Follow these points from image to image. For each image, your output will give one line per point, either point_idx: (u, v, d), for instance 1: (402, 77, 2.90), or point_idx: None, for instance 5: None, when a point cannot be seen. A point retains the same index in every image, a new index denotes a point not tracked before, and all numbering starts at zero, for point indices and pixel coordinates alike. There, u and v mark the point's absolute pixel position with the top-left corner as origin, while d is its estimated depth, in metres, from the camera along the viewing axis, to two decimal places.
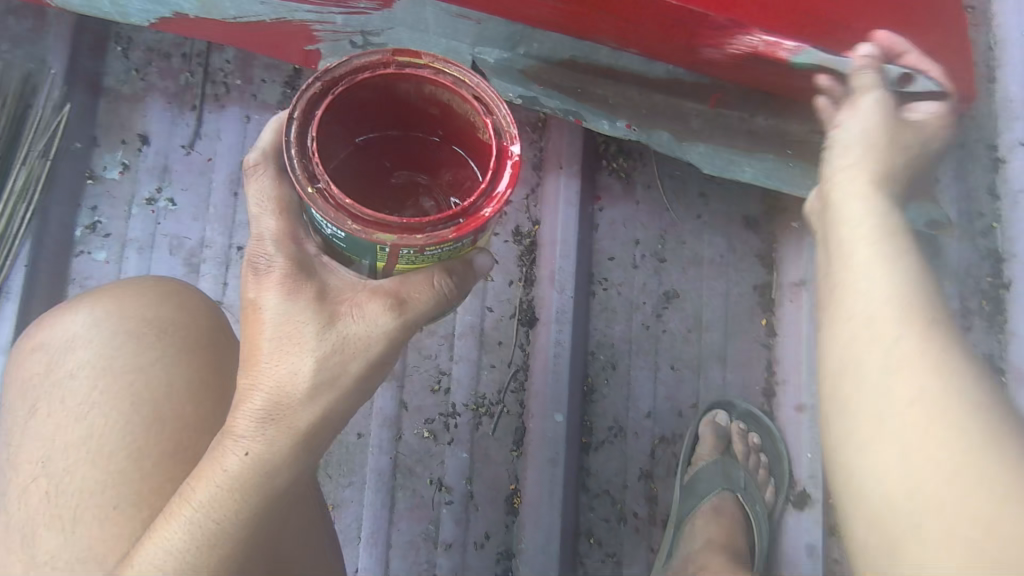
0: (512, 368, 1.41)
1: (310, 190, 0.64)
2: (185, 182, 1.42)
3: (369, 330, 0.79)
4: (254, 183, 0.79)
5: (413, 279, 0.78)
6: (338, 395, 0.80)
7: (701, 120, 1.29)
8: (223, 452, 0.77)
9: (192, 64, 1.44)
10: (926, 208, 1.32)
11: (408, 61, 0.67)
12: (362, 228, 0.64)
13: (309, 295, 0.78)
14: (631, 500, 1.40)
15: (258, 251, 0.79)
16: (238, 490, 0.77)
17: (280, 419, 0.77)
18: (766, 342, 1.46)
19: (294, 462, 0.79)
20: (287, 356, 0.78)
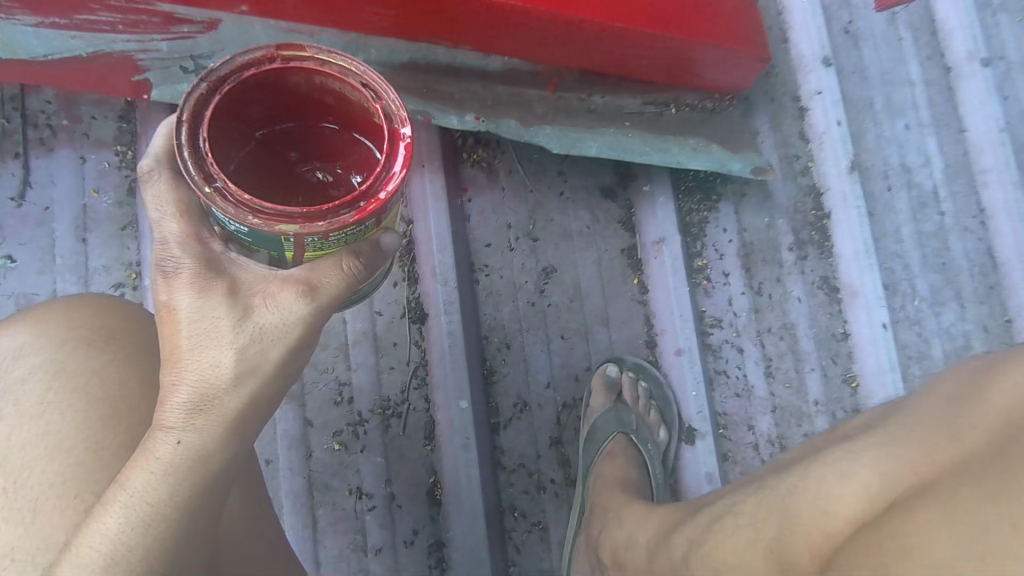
0: (411, 366, 1.42)
1: (207, 190, 0.65)
2: (22, 236, 1.31)
3: (284, 320, 0.76)
4: (148, 190, 0.76)
5: (322, 263, 0.75)
6: (263, 383, 0.77)
7: (542, 104, 1.41)
8: (151, 446, 0.73)
9: (6, 111, 1.34)
10: (747, 157, 1.50)
11: (293, 56, 0.67)
12: (264, 220, 0.65)
13: (220, 291, 0.74)
14: (546, 468, 1.47)
15: (164, 255, 0.75)
16: (173, 480, 0.72)
17: (209, 407, 0.74)
18: (640, 299, 1.59)
19: (227, 448, 0.76)
20: (208, 349, 0.74)
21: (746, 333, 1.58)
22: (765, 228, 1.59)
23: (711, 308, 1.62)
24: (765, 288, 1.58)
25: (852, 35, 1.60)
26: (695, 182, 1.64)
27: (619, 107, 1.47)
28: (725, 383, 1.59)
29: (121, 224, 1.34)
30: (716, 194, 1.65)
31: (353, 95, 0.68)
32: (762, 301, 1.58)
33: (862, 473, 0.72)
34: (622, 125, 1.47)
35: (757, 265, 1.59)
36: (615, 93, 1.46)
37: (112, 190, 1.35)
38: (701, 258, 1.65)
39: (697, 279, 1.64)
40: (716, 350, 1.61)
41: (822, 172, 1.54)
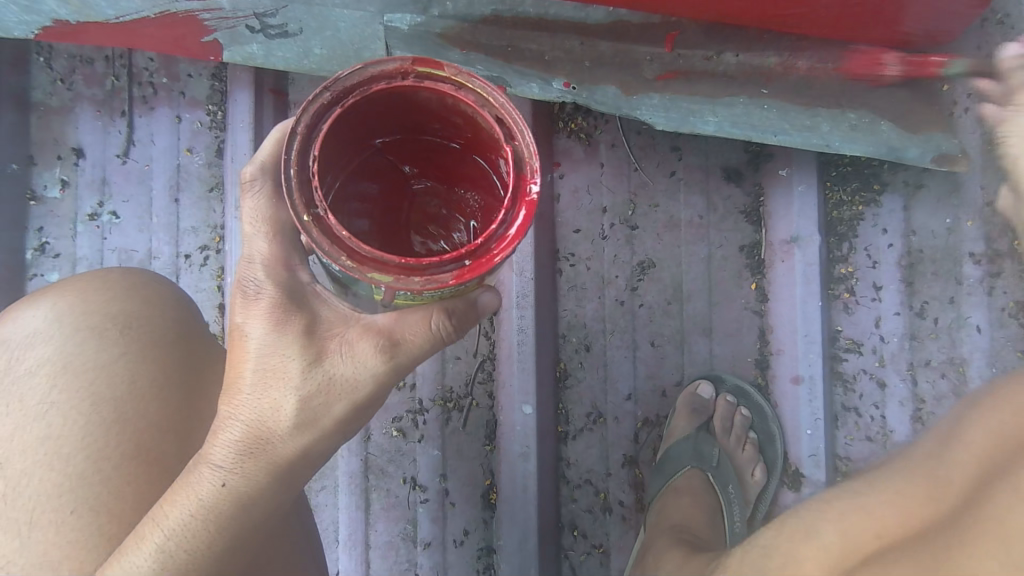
0: (478, 358, 1.32)
1: (306, 218, 0.53)
2: (126, 193, 1.37)
3: (357, 373, 0.68)
4: (247, 201, 0.66)
5: (408, 317, 0.66)
6: (320, 438, 0.70)
7: (655, 65, 1.13)
8: (196, 479, 0.68)
9: (115, 67, 1.37)
10: (929, 140, 1.15)
11: (428, 74, 0.54)
12: (357, 264, 0.53)
13: (297, 325, 0.67)
14: (615, 489, 1.32)
15: (249, 274, 0.68)
16: (211, 523, 0.68)
17: (259, 454, 0.68)
18: (757, 308, 1.32)
19: (269, 497, 0.70)
20: (269, 389, 0.67)
21: (894, 364, 1.28)
22: (943, 232, 1.25)
23: (850, 328, 1.33)
24: (928, 310, 1.26)
25: None
26: (852, 168, 1.31)
27: (758, 69, 1.15)
28: (855, 423, 1.31)
29: (209, 186, 1.36)
30: (879, 183, 1.30)
31: (485, 127, 0.56)
32: (922, 326, 1.26)
33: (826, 532, 0.79)
34: (757, 93, 1.15)
35: (924, 279, 1.26)
36: (754, 50, 1.14)
37: (202, 151, 1.36)
38: (847, 264, 1.34)
39: (836, 291, 1.34)
40: (848, 381, 1.32)
41: None
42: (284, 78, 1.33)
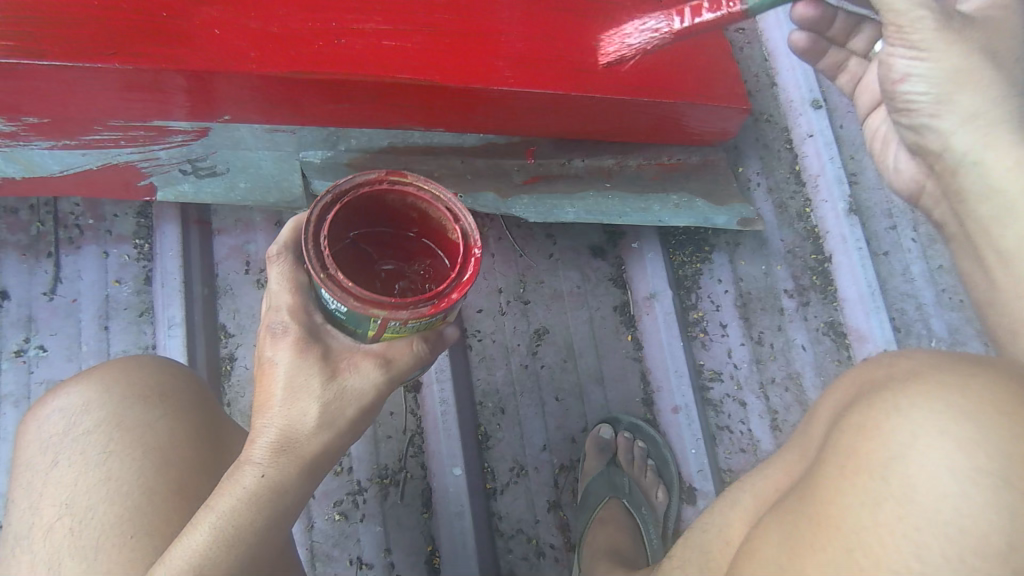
0: (408, 434, 1.47)
1: (322, 276, 0.73)
2: (53, 327, 1.44)
3: (366, 385, 0.85)
4: (274, 268, 0.86)
5: (397, 343, 0.86)
6: (337, 436, 0.85)
7: (521, 173, 1.46)
8: (239, 476, 0.80)
9: (40, 214, 1.49)
10: (733, 209, 1.52)
11: (398, 181, 0.77)
12: (362, 305, 0.73)
13: (315, 354, 0.84)
14: (544, 532, 1.48)
15: (274, 317, 0.84)
16: (254, 510, 0.79)
17: (290, 451, 0.81)
18: (635, 355, 1.60)
19: (301, 486, 0.83)
20: (297, 401, 0.83)
21: (749, 386, 1.58)
22: (762, 276, 1.63)
23: (709, 360, 1.60)
24: (765, 338, 1.60)
25: None
26: (686, 235, 1.64)
27: (599, 169, 1.51)
28: (729, 438, 1.56)
29: (139, 311, 1.47)
30: (708, 246, 1.66)
31: (439, 214, 0.79)
32: (764, 351, 1.59)
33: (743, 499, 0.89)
34: (602, 186, 1.50)
35: (756, 314, 1.61)
36: (594, 155, 1.50)
37: (131, 280, 1.49)
38: (697, 310, 1.63)
39: (693, 332, 1.62)
40: (717, 405, 1.57)
41: (819, 217, 1.62)
42: (207, 209, 1.52)
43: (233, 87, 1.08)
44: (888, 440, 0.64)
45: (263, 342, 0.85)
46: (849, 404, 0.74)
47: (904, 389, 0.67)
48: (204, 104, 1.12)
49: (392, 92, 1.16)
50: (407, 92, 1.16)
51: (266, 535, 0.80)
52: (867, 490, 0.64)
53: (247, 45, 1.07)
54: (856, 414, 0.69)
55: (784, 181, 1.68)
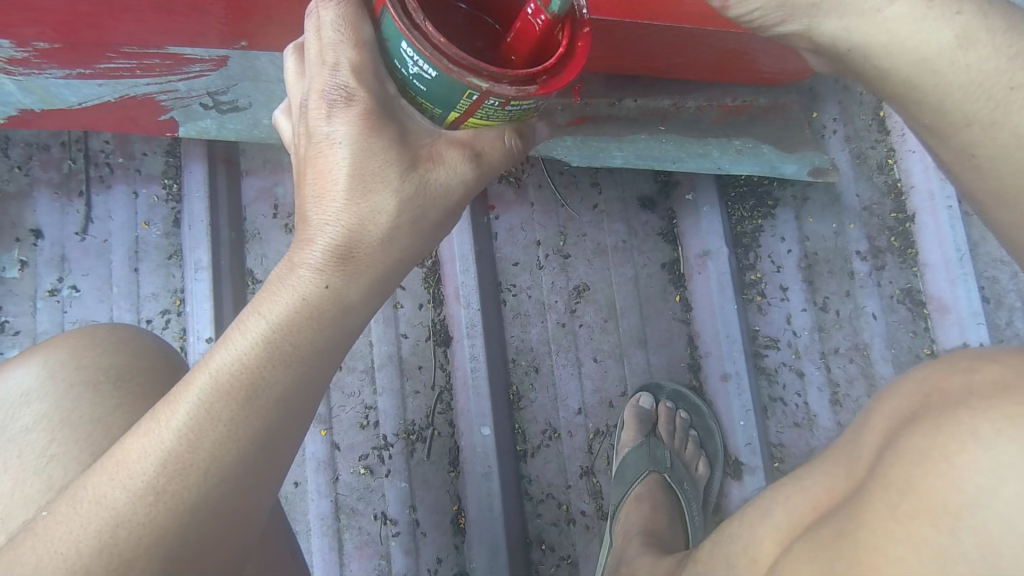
0: (436, 390, 1.41)
1: (407, 21, 0.60)
2: (85, 267, 1.43)
3: (450, 179, 0.74)
4: (327, 10, 0.68)
5: (487, 135, 0.74)
6: (409, 245, 0.76)
7: (566, 112, 1.29)
8: (300, 277, 0.70)
9: (72, 152, 1.47)
10: (804, 157, 1.36)
11: None
12: (454, 67, 0.60)
13: (390, 135, 0.70)
14: (576, 499, 1.40)
15: (330, 82, 0.69)
16: (316, 320, 0.69)
17: (356, 260, 0.71)
18: (683, 317, 1.48)
19: (365, 303, 0.74)
20: (370, 192, 0.71)
21: (808, 355, 1.45)
22: (832, 236, 1.47)
23: (765, 326, 1.49)
24: (830, 305, 1.45)
25: None
26: (748, 187, 1.51)
27: (652, 110, 1.34)
28: (783, 411, 1.45)
29: (167, 254, 1.44)
30: (771, 200, 1.51)
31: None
32: (828, 319, 1.45)
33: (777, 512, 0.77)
34: (655, 130, 1.35)
35: (822, 278, 1.46)
36: (648, 93, 1.33)
37: (159, 222, 1.45)
38: (755, 271, 1.51)
39: (749, 295, 1.50)
40: (772, 374, 1.47)
41: (904, 167, 1.39)
42: (235, 148, 1.45)
43: (247, 8, 0.98)
44: (965, 479, 0.48)
45: (316, 114, 0.71)
46: (906, 425, 0.59)
47: (982, 410, 0.51)
48: (217, 29, 1.03)
49: None
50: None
51: (323, 352, 0.71)
52: (925, 541, 0.48)
53: None
54: (919, 437, 0.54)
55: (865, 128, 1.46)
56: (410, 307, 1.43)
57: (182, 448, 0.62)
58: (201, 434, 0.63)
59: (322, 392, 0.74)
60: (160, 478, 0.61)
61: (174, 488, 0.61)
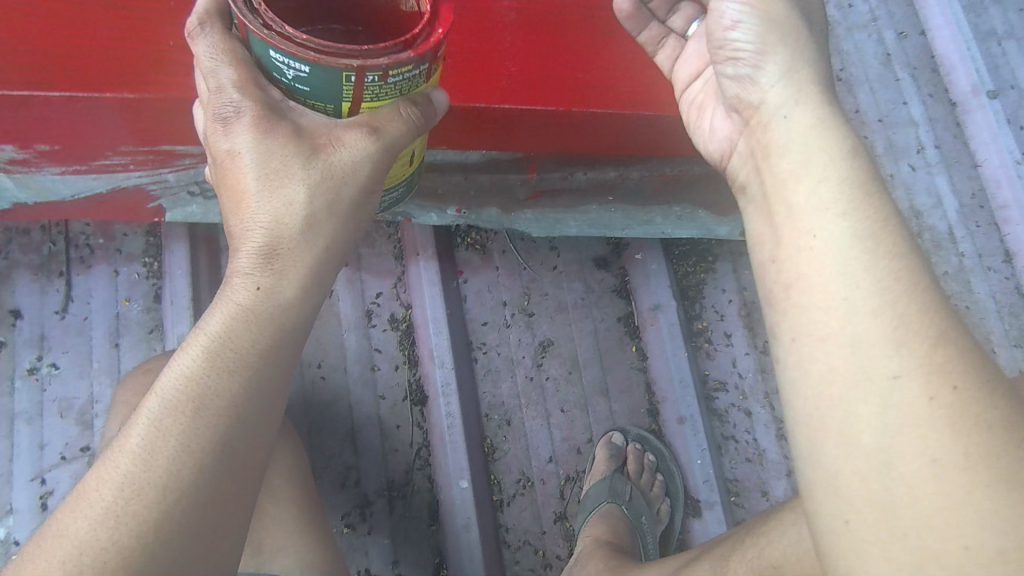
0: (415, 447, 1.49)
1: (265, 31, 0.66)
2: (65, 345, 1.47)
3: (356, 158, 0.77)
4: (199, 45, 0.77)
5: (380, 109, 0.75)
6: (339, 227, 0.82)
7: (524, 189, 1.46)
8: (234, 289, 0.78)
9: (51, 234, 1.52)
10: (734, 221, 1.54)
11: None
12: (323, 55, 0.66)
13: (285, 131, 0.76)
14: (551, 544, 1.49)
15: (220, 103, 0.76)
16: (254, 319, 0.77)
17: (285, 255, 0.79)
18: (640, 366, 1.61)
19: (304, 296, 0.80)
20: (286, 189, 0.78)
21: (754, 395, 1.59)
22: None
23: (714, 371, 1.62)
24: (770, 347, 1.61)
25: (845, 81, 1.72)
26: (689, 246, 1.66)
27: (603, 183, 1.47)
28: (735, 448, 1.58)
29: (149, 328, 1.49)
30: (711, 256, 1.67)
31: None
32: (769, 361, 1.60)
33: None
34: (605, 200, 1.51)
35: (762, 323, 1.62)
36: (600, 166, 1.45)
37: (140, 298, 1.51)
38: (701, 320, 1.65)
39: (697, 343, 1.63)
40: (722, 415, 1.59)
41: None
42: (214, 227, 1.54)
43: None
44: None
45: (216, 135, 0.78)
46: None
47: None
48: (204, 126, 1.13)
49: None
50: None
51: (267, 354, 0.77)
52: None
53: None
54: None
55: None
56: (387, 368, 1.52)
57: (139, 469, 0.70)
58: (155, 450, 0.71)
59: (283, 392, 0.80)
60: (121, 504, 0.69)
61: (137, 501, 0.69)
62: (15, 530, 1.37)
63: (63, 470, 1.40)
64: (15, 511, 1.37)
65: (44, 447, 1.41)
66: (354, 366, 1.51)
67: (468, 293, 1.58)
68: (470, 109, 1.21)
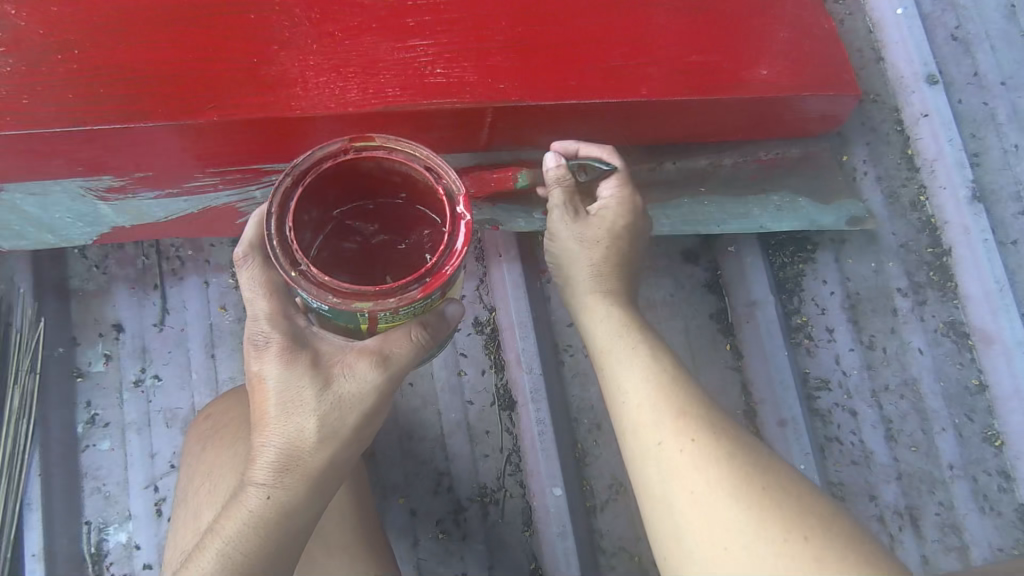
0: (505, 453, 1.48)
1: (294, 274, 0.75)
2: (165, 356, 1.51)
3: (360, 386, 0.90)
4: (244, 272, 0.91)
5: (392, 335, 0.88)
6: (340, 445, 0.94)
7: None
8: (247, 496, 0.92)
9: (144, 248, 1.56)
10: (840, 208, 1.44)
11: (364, 146, 0.78)
12: (342, 299, 0.75)
13: (304, 362, 0.90)
14: (647, 550, 1.45)
15: (256, 330, 0.91)
16: (260, 527, 0.92)
17: (293, 470, 0.92)
18: (736, 364, 1.55)
19: (309, 500, 0.94)
20: (294, 418, 0.91)
21: (860, 395, 1.52)
22: (872, 274, 1.54)
23: (816, 368, 1.54)
24: (877, 342, 1.52)
25: (960, 41, 1.57)
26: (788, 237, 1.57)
27: (693, 173, 1.42)
28: (840, 450, 1.50)
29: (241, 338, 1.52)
30: (810, 244, 1.57)
31: (418, 176, 0.80)
32: (875, 356, 1.51)
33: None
34: (697, 191, 1.43)
35: (866, 316, 1.53)
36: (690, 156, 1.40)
37: (233, 306, 1.53)
38: (800, 316, 1.56)
39: (797, 339, 1.55)
40: (825, 415, 1.52)
41: (936, 205, 1.50)
42: None
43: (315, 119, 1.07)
44: None
45: (250, 359, 0.91)
46: None
47: None
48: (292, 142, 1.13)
49: (472, 115, 1.13)
50: (480, 120, 1.15)
51: (273, 551, 0.93)
52: None
53: (337, 81, 1.08)
54: None
55: (896, 167, 1.55)
56: (474, 373, 1.51)
57: None
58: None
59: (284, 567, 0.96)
60: None
61: None
62: (134, 534, 1.44)
63: (174, 477, 1.46)
64: (133, 516, 1.45)
65: (154, 455, 1.47)
66: (441, 370, 1.51)
67: (554, 294, 1.54)
68: (545, 109, 1.15)
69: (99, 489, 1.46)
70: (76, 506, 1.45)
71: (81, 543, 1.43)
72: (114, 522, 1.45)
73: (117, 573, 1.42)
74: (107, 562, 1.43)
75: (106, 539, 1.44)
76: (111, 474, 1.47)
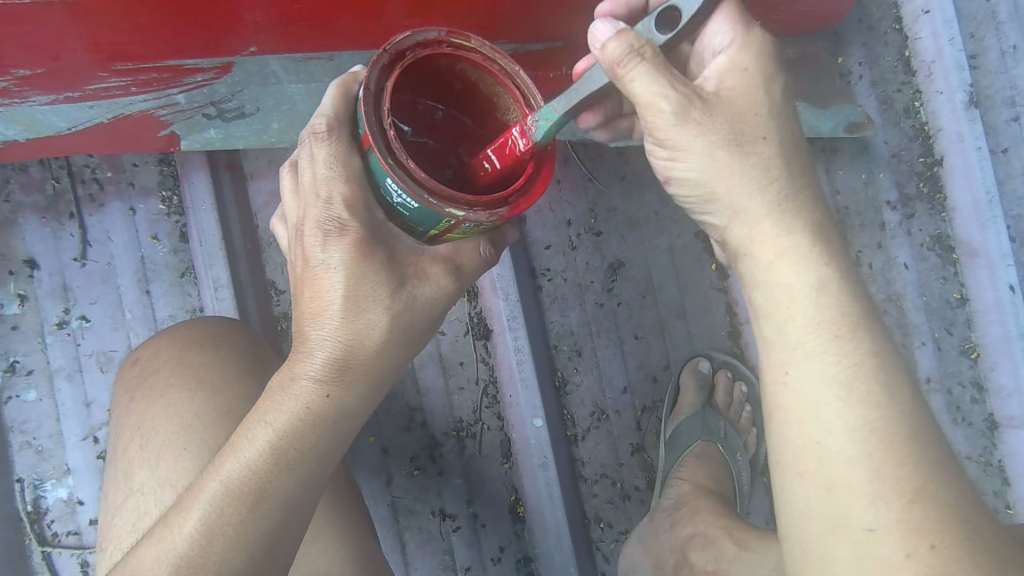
0: (481, 384, 1.39)
1: (391, 161, 0.67)
2: (91, 294, 1.33)
3: (434, 293, 0.80)
4: (320, 151, 0.73)
5: (463, 246, 0.80)
6: (403, 352, 0.82)
7: None
8: (302, 390, 0.77)
9: (52, 169, 1.33)
10: (839, 112, 1.32)
11: (461, 45, 0.71)
12: (434, 199, 0.67)
13: (379, 259, 0.76)
14: (629, 476, 1.42)
15: (321, 216, 0.75)
16: (319, 427, 0.78)
17: (351, 369, 0.78)
18: (721, 286, 1.44)
19: (369, 405, 0.82)
20: (364, 309, 0.77)
21: None
22: (862, 186, 1.47)
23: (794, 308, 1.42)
24: (863, 258, 1.46)
25: None
26: None
27: None
28: None
29: (179, 272, 1.34)
30: None
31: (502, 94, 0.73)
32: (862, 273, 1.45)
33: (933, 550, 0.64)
34: None
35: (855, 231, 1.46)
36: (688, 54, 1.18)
37: (165, 237, 1.34)
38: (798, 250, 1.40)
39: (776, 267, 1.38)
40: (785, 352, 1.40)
41: (932, 110, 1.35)
42: (235, 152, 1.33)
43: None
44: None
45: (308, 247, 0.76)
46: None
47: None
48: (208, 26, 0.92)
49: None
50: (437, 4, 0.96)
51: (327, 451, 0.79)
52: None
53: None
54: None
55: (892, 71, 1.40)
56: None
57: (195, 551, 0.73)
58: (212, 536, 0.73)
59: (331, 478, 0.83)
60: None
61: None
62: (75, 489, 1.32)
63: None
64: (72, 471, 1.32)
65: (89, 405, 1.32)
66: None
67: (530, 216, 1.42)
68: None
69: (29, 444, 1.32)
70: (5, 463, 1.30)
71: (15, 501, 1.30)
72: (52, 478, 1.31)
73: (60, 531, 1.31)
74: (48, 520, 1.31)
75: (43, 496, 1.31)
76: (41, 427, 1.32)
